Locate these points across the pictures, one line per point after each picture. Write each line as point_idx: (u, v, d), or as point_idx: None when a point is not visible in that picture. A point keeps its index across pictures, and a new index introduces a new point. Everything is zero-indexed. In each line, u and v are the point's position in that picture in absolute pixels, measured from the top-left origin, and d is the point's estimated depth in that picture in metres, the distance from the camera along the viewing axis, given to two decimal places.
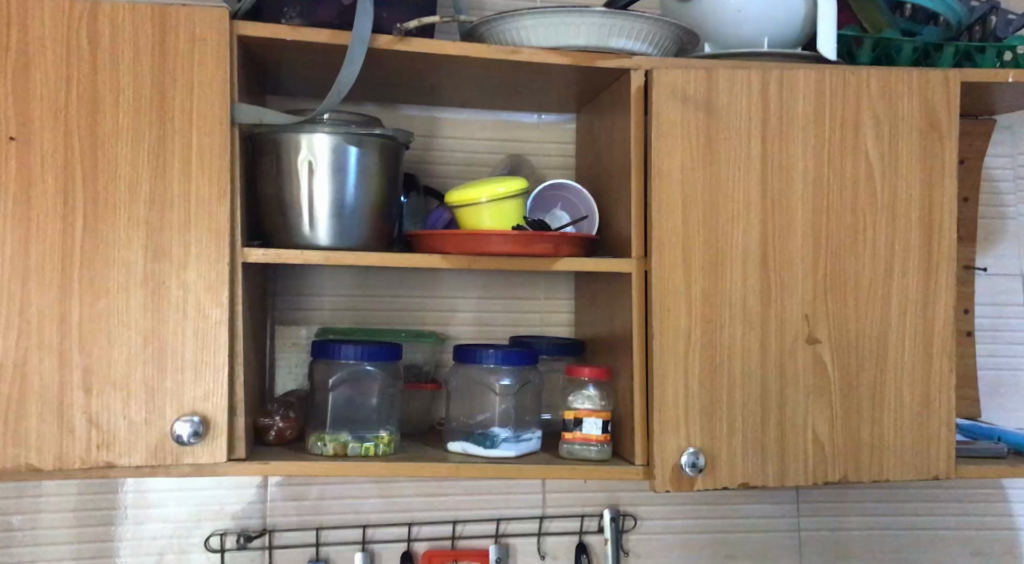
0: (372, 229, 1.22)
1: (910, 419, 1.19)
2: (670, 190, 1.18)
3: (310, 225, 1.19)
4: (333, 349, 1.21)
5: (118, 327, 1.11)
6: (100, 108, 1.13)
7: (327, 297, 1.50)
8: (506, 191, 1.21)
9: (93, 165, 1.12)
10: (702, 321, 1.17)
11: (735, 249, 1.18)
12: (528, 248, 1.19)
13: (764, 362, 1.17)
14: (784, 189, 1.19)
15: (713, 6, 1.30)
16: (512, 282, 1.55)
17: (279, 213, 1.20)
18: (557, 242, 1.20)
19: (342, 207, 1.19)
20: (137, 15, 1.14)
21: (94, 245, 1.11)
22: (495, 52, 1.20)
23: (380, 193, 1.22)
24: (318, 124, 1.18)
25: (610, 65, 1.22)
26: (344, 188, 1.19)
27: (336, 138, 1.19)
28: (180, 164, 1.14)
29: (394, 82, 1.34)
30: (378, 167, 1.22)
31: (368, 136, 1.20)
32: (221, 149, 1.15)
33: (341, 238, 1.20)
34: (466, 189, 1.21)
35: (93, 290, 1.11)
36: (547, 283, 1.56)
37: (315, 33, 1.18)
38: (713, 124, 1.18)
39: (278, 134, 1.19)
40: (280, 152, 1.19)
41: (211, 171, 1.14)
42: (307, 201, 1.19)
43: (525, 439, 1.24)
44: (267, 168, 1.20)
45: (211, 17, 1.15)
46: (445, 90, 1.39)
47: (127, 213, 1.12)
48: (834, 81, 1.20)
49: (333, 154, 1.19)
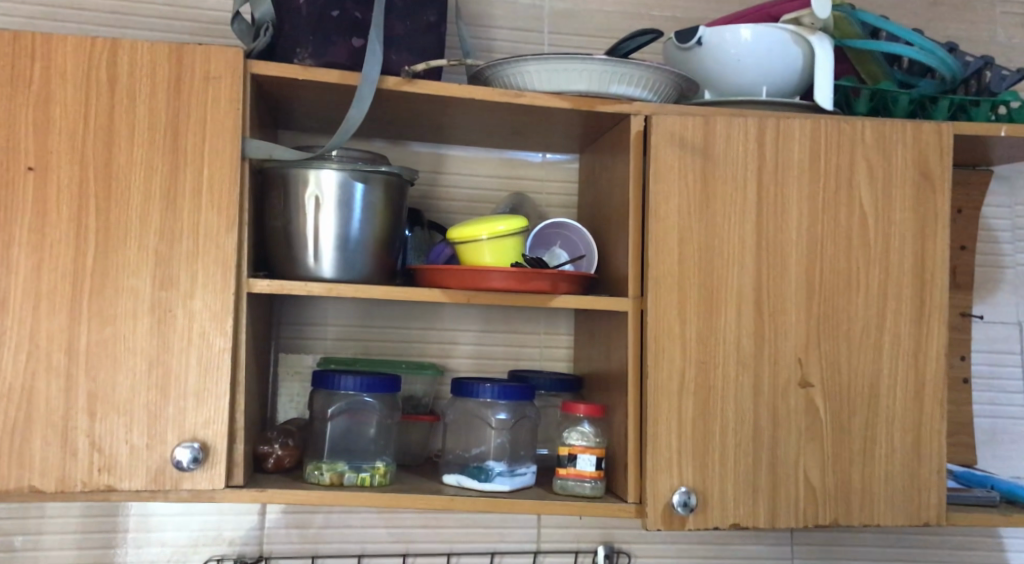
0: (376, 263, 1.25)
1: (901, 464, 1.20)
2: (666, 232, 1.20)
3: (314, 257, 1.22)
4: (333, 380, 1.24)
5: (124, 353, 1.14)
6: (116, 141, 1.17)
7: (331, 327, 1.52)
8: (507, 228, 1.23)
9: (107, 195, 1.16)
10: (696, 361, 1.19)
11: (731, 292, 1.20)
12: (527, 284, 1.21)
13: (757, 405, 1.19)
14: (779, 234, 1.21)
15: (715, 56, 1.33)
16: (513, 317, 1.58)
17: (284, 246, 1.23)
18: (554, 279, 1.22)
19: (348, 241, 1.22)
20: (155, 54, 1.18)
21: (104, 272, 1.15)
22: (500, 95, 1.24)
23: (385, 228, 1.25)
24: (326, 161, 1.22)
25: (611, 110, 1.26)
26: (350, 223, 1.22)
27: (344, 174, 1.22)
28: (191, 196, 1.17)
29: (401, 121, 1.38)
30: (384, 203, 1.25)
31: (374, 172, 1.23)
32: (231, 183, 1.18)
33: (345, 271, 1.22)
34: (467, 225, 1.24)
35: (101, 317, 1.14)
36: (547, 319, 1.59)
37: (327, 74, 1.22)
38: (710, 169, 1.21)
39: (286, 169, 1.23)
40: (289, 186, 1.23)
41: (219, 203, 1.18)
42: (313, 234, 1.22)
43: (520, 474, 1.26)
44: (274, 202, 1.24)
45: (226, 56, 1.19)
46: (451, 129, 1.43)
47: (137, 242, 1.16)
48: (828, 129, 1.23)
49: (339, 189, 1.22)
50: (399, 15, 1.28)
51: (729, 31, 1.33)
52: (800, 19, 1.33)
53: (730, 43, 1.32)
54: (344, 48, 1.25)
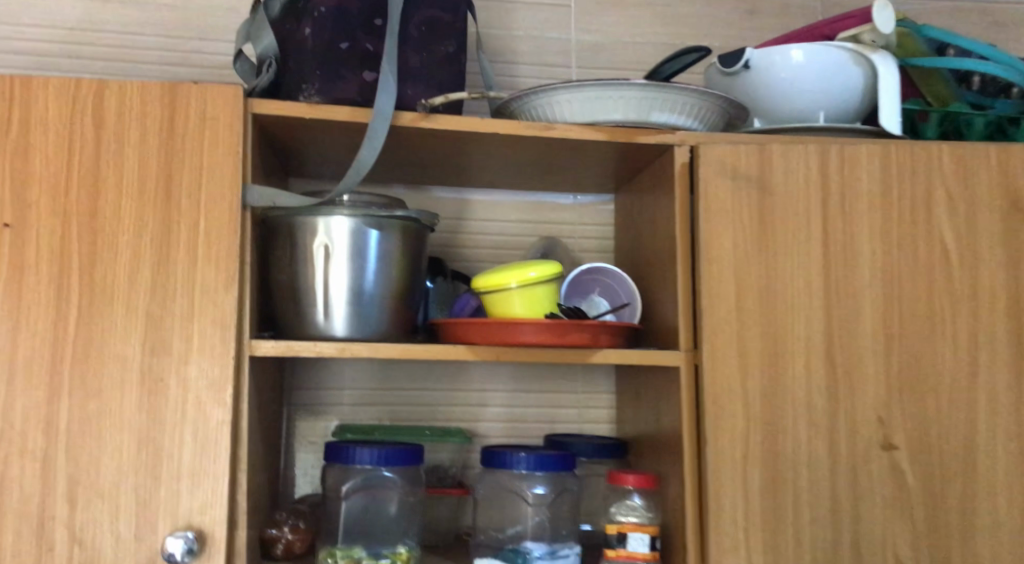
0: (393, 318, 1.12)
1: (1007, 540, 1.04)
2: (721, 276, 1.07)
3: (325, 314, 1.08)
4: (348, 453, 1.10)
5: (111, 431, 1.01)
6: (103, 191, 1.05)
7: (347, 391, 1.39)
8: (538, 274, 1.09)
9: (92, 252, 1.03)
10: (761, 423, 1.05)
11: (798, 342, 1.06)
12: (562, 337, 1.07)
13: (835, 473, 1.04)
14: (850, 275, 1.07)
15: (763, 80, 1.20)
16: (547, 374, 1.44)
17: (291, 304, 1.10)
18: (594, 331, 1.08)
19: (362, 294, 1.09)
20: (146, 94, 1.07)
21: (88, 339, 1.02)
22: (528, 129, 1.11)
23: (403, 278, 1.12)
24: (335, 206, 1.09)
25: (652, 141, 1.12)
26: (365, 274, 1.09)
27: (357, 220, 1.09)
28: (185, 251, 1.05)
29: (419, 162, 1.25)
30: (401, 251, 1.12)
31: (389, 218, 1.10)
32: (230, 235, 1.06)
33: (360, 328, 1.09)
34: (494, 272, 1.10)
35: (86, 389, 1.01)
36: (585, 376, 1.45)
37: (336, 111, 1.10)
38: (767, 204, 1.08)
39: (292, 218, 1.10)
40: (295, 235, 1.10)
41: (217, 258, 1.05)
42: (324, 288, 1.09)
43: (563, 556, 1.10)
44: (279, 254, 1.11)
45: (224, 95, 1.08)
46: (475, 170, 1.30)
47: (125, 304, 1.03)
48: (900, 155, 1.09)
49: (351, 237, 1.09)
50: (414, 45, 1.15)
51: (778, 53, 1.19)
52: (860, 37, 1.20)
53: (780, 65, 1.19)
54: (355, 82, 1.12)
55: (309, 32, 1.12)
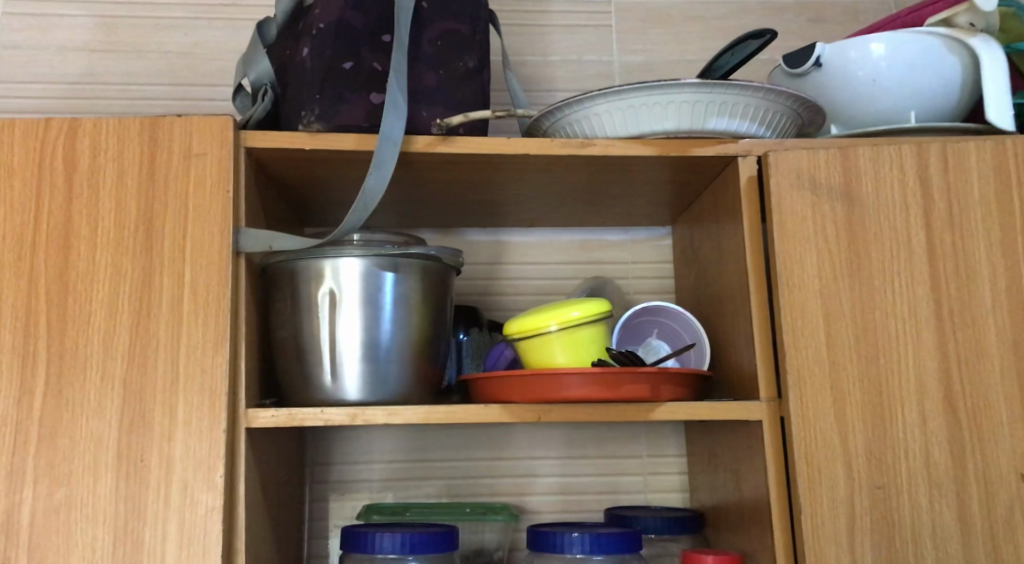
0: (414, 376, 0.95)
1: None
2: (805, 309, 0.89)
3: (334, 373, 0.92)
4: (366, 540, 0.93)
5: (83, 524, 0.85)
6: (74, 243, 0.90)
7: (377, 465, 1.22)
8: (581, 314, 0.91)
9: (61, 314, 0.89)
10: (869, 486, 0.86)
11: (907, 385, 0.88)
12: (616, 391, 0.90)
13: (967, 545, 0.85)
14: (968, 300, 0.89)
15: (839, 80, 1.02)
16: (605, 435, 1.25)
17: (295, 365, 0.94)
18: (654, 382, 0.91)
19: (377, 349, 0.93)
20: (124, 129, 0.92)
21: (57, 416, 0.87)
22: (565, 148, 0.95)
23: (425, 328, 0.96)
24: (341, 247, 0.93)
25: (711, 154, 0.96)
26: (381, 325, 0.93)
27: (369, 261, 0.93)
28: (169, 310, 0.90)
29: (444, 195, 1.10)
30: (421, 297, 0.96)
31: (405, 257, 0.94)
32: (220, 288, 0.91)
33: (375, 390, 0.93)
34: (528, 316, 0.92)
35: (54, 477, 0.86)
36: (650, 436, 1.26)
37: (340, 139, 0.94)
38: (858, 219, 0.90)
39: (293, 263, 0.94)
40: (297, 284, 0.94)
41: (205, 317, 0.90)
42: (332, 343, 0.93)
43: None
44: (279, 307, 0.95)
45: (212, 126, 0.93)
46: (509, 202, 1.15)
47: (100, 374, 0.88)
48: (1018, 153, 0.92)
49: (362, 282, 0.93)
50: (430, 61, 1.00)
51: (854, 48, 1.02)
52: (951, 20, 1.03)
53: (857, 63, 1.01)
54: (361, 105, 0.97)
55: (307, 52, 0.97)
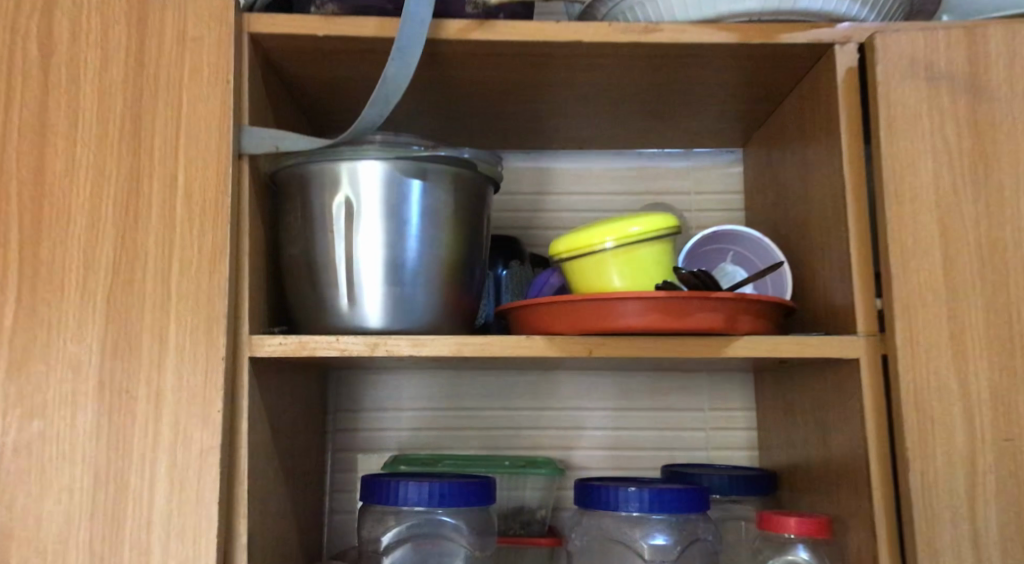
0: (445, 303, 0.81)
1: None
2: (917, 225, 0.74)
3: (350, 297, 0.79)
4: (388, 491, 0.80)
5: (58, 464, 0.73)
6: (50, 140, 0.77)
7: (407, 413, 1.09)
8: (643, 229, 0.76)
9: (35, 222, 0.76)
10: (994, 437, 0.72)
11: None
12: (683, 319, 0.75)
13: None
14: None
15: None
16: (662, 384, 1.10)
17: (307, 288, 0.81)
18: (730, 310, 0.75)
19: (401, 268, 0.79)
20: (108, 8, 0.79)
21: (29, 339, 0.74)
22: (626, 35, 0.80)
23: (457, 247, 0.82)
24: (360, 149, 0.79)
25: (802, 42, 0.80)
26: (406, 241, 0.80)
27: (392, 166, 0.79)
28: (159, 220, 0.77)
29: (483, 102, 0.95)
30: (453, 210, 0.82)
31: (434, 162, 0.80)
32: (219, 195, 0.77)
33: (399, 317, 0.79)
34: (579, 232, 0.77)
35: (25, 408, 0.73)
36: (714, 385, 1.10)
37: (359, 24, 0.80)
38: (985, 116, 0.75)
39: (305, 168, 0.81)
40: (308, 193, 0.81)
41: (201, 228, 0.77)
42: (349, 261, 0.79)
43: None
44: (289, 221, 0.82)
45: (211, 7, 0.79)
46: (559, 114, 1.00)
47: (79, 292, 0.75)
48: None
49: (384, 189, 0.79)
50: None
51: None
52: None
53: None
54: None
55: None
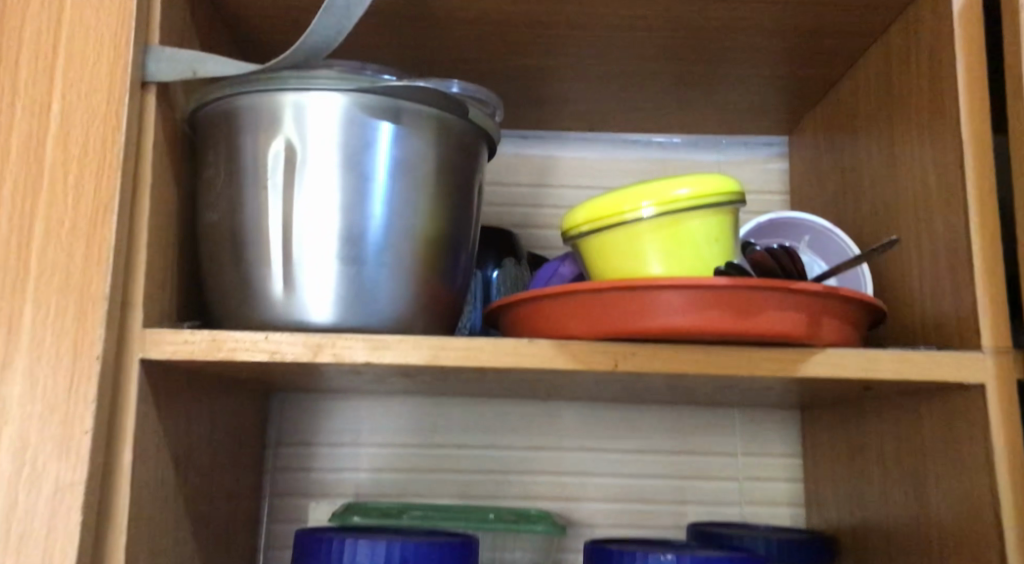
0: (417, 291, 0.61)
1: None
2: None
3: (286, 277, 0.58)
4: (332, 551, 0.58)
5: None
6: None
7: (366, 449, 0.86)
8: (693, 194, 0.54)
9: None
10: None
11: None
12: (751, 321, 0.53)
13: None
14: None
15: None
16: (685, 424, 0.88)
17: (230, 266, 0.60)
18: (814, 310, 0.54)
19: (357, 240, 0.59)
20: None
21: None
22: None
23: (436, 217, 0.61)
24: (312, 78, 0.59)
25: None
26: (367, 204, 0.59)
27: (354, 102, 0.59)
28: (19, 162, 0.55)
29: (475, 45, 0.75)
30: (433, 167, 0.62)
31: (411, 101, 0.60)
32: (109, 132, 0.56)
33: (354, 307, 0.59)
34: (605, 197, 0.56)
35: None
36: (750, 427, 0.88)
37: None
38: None
39: (233, 103, 0.60)
40: (236, 135, 0.60)
41: (80, 175, 0.55)
42: (286, 227, 0.59)
43: None
44: (209, 175, 0.61)
45: None
46: (568, 72, 0.80)
47: None
48: None
49: (341, 133, 0.59)
50: None
51: None
52: None
53: None
54: None
55: None
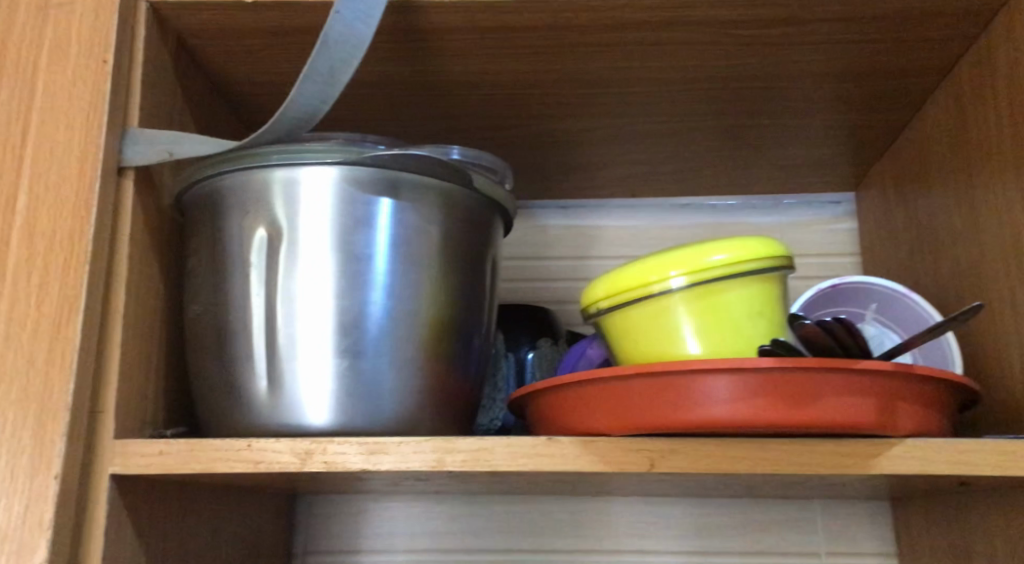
0: (423, 385, 0.54)
1: None
2: None
3: (273, 376, 0.52)
4: None
5: None
6: None
7: (400, 557, 0.78)
8: (728, 259, 0.46)
9: None
10: None
11: None
12: (807, 411, 0.44)
13: None
14: None
15: None
16: (758, 521, 0.77)
17: (214, 364, 0.54)
18: (887, 395, 0.45)
19: (351, 331, 0.52)
20: None
21: None
22: None
23: (441, 300, 0.55)
24: (298, 152, 0.53)
25: None
26: (360, 289, 0.53)
27: (344, 176, 0.53)
28: None
29: (493, 110, 0.68)
30: (437, 244, 0.55)
31: (407, 172, 0.54)
32: (77, 224, 0.51)
33: (350, 406, 0.52)
34: (624, 268, 0.48)
35: None
36: (836, 523, 0.77)
37: None
38: None
39: (217, 185, 0.55)
40: (219, 220, 0.55)
41: (44, 272, 0.50)
42: (271, 320, 0.52)
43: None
44: (192, 263, 0.56)
45: None
46: (600, 134, 0.73)
47: None
48: None
49: (332, 211, 0.53)
50: None
51: None
52: None
53: None
54: None
55: None
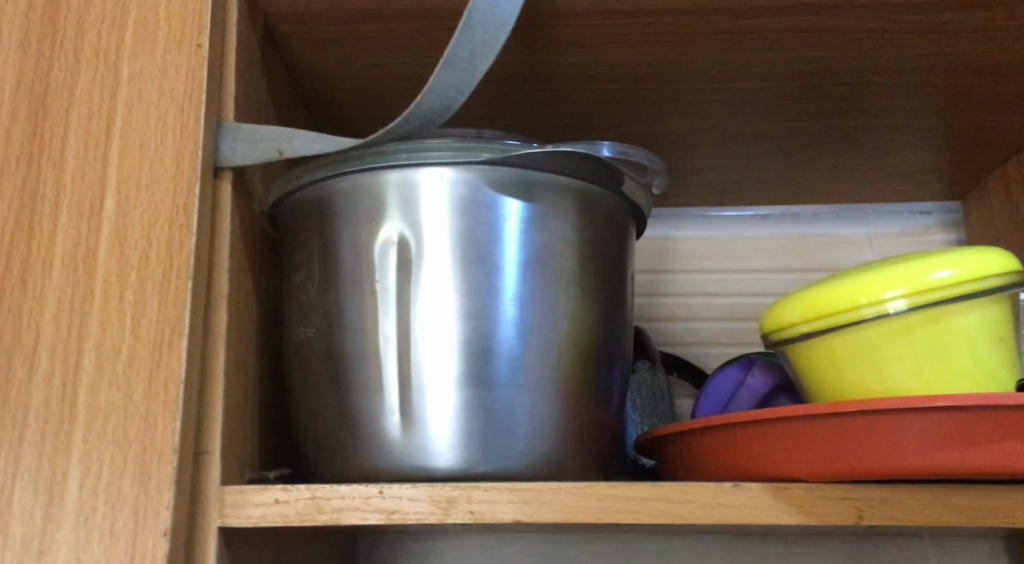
0: (569, 418, 0.47)
1: None
2: None
3: (403, 408, 0.45)
4: None
5: None
6: None
7: None
8: (955, 277, 0.41)
9: None
10: None
11: None
12: None
13: None
14: None
15: None
16: None
17: (328, 398, 0.46)
18: None
19: (491, 353, 0.45)
20: None
21: None
22: None
23: (586, 319, 0.48)
24: (428, 149, 0.47)
25: None
26: (501, 306, 0.46)
27: (482, 177, 0.47)
28: (61, 280, 0.43)
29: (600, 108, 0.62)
30: (580, 254, 0.48)
31: (550, 171, 0.47)
32: (175, 233, 0.43)
33: (492, 442, 0.45)
34: (829, 288, 0.43)
35: None
36: None
37: None
38: None
39: (330, 189, 0.48)
40: (332, 228, 0.47)
41: (140, 289, 0.43)
42: (400, 342, 0.45)
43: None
44: (298, 281, 0.48)
45: None
46: (707, 137, 0.67)
47: None
48: None
49: (468, 215, 0.46)
50: None
51: None
52: None
53: None
54: None
55: None
